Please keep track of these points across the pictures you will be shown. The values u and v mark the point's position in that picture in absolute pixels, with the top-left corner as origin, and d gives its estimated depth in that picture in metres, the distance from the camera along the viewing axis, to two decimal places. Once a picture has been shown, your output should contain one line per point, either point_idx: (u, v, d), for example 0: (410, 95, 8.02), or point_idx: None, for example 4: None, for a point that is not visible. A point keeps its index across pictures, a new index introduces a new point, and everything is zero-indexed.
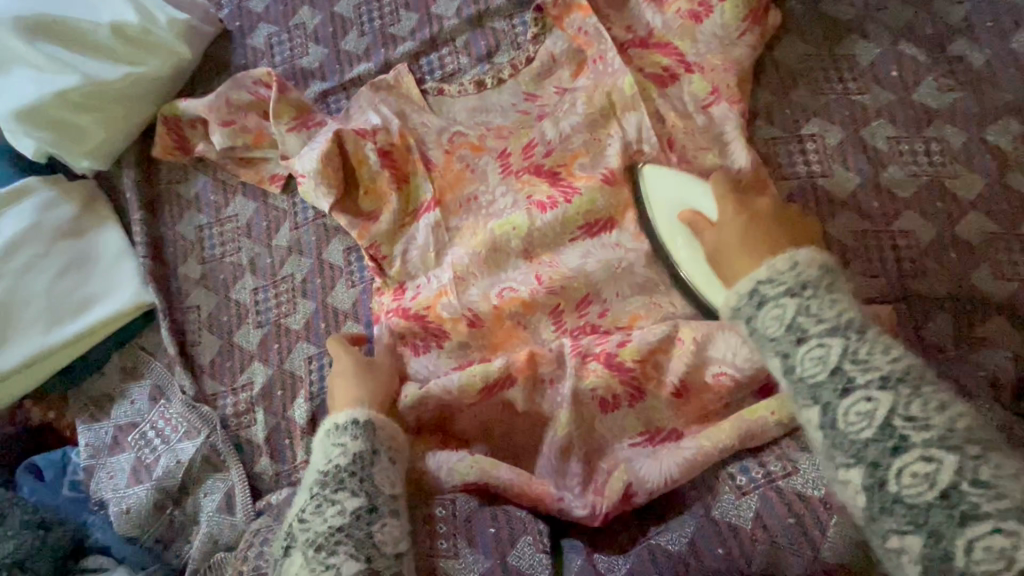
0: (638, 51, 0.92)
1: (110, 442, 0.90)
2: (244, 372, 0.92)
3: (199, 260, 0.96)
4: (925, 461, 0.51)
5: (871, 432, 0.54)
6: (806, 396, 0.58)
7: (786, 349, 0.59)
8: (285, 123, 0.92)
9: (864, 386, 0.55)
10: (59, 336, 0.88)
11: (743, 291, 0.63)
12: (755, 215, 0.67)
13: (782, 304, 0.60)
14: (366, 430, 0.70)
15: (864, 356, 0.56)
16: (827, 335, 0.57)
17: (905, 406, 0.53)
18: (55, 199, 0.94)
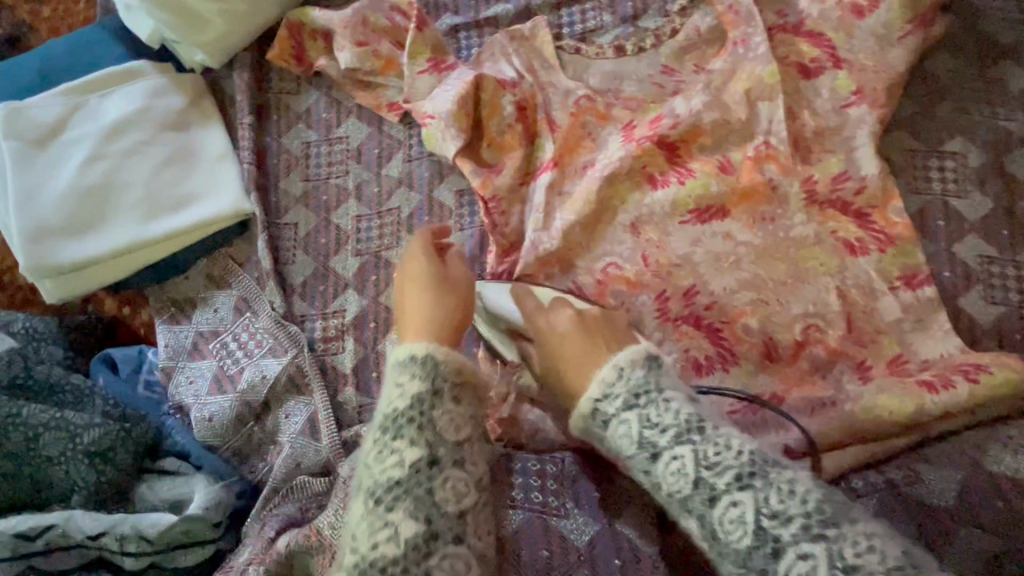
0: (787, 37, 0.87)
1: (190, 346, 0.87)
2: (336, 298, 0.89)
3: (303, 177, 0.93)
4: (801, 558, 0.45)
5: (748, 539, 0.47)
6: (678, 509, 0.51)
7: (647, 469, 0.53)
8: (419, 65, 0.89)
9: (725, 490, 0.49)
10: (154, 229, 0.85)
11: (586, 408, 0.57)
12: (586, 323, 0.65)
13: (625, 420, 0.54)
14: (425, 364, 0.60)
15: (680, 437, 0.52)
16: (676, 445, 0.52)
17: (766, 500, 0.48)
18: (165, 88, 0.91)
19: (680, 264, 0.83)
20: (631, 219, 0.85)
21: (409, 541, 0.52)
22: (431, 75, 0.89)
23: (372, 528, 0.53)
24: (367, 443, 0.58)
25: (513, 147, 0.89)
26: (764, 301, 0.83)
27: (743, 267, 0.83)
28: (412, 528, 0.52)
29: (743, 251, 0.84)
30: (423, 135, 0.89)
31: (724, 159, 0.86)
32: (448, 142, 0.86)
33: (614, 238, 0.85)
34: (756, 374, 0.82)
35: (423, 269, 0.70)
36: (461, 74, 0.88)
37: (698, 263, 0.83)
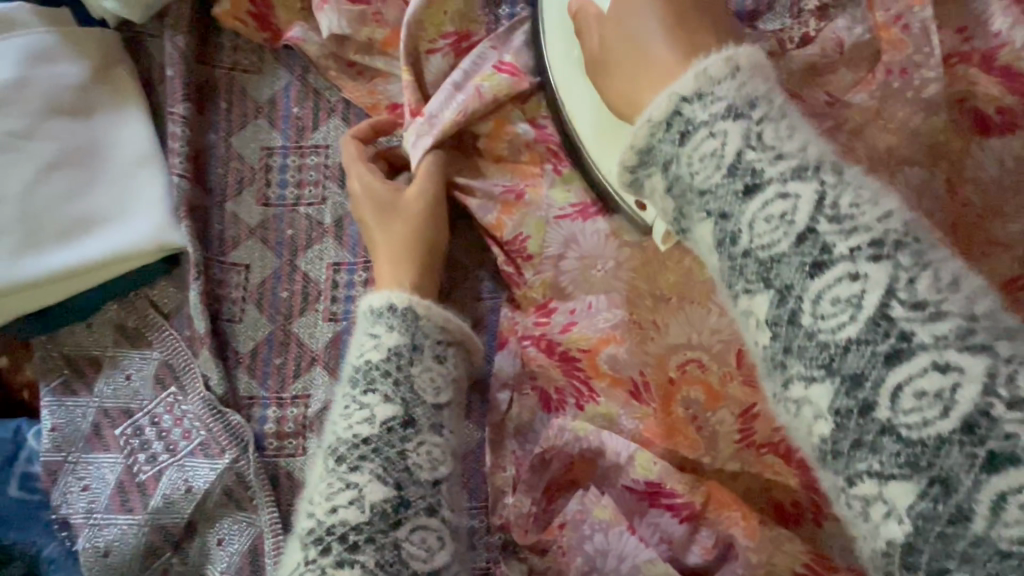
0: (972, 72, 0.58)
1: (88, 432, 0.62)
2: (298, 378, 0.64)
3: (261, 199, 0.66)
4: (933, 375, 0.30)
5: (857, 328, 0.31)
6: (751, 274, 0.35)
7: (789, 279, 0.33)
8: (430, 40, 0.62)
9: (848, 255, 0.32)
10: (35, 267, 0.59)
11: (660, 115, 0.39)
12: (675, 10, 0.44)
13: (720, 134, 0.36)
14: (404, 320, 0.51)
15: (856, 209, 0.33)
16: (790, 180, 0.34)
17: (911, 283, 0.31)
18: (55, 50, 0.62)
19: None
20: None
21: (375, 507, 0.43)
22: (445, 57, 0.62)
23: (330, 491, 0.44)
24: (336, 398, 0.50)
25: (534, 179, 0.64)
26: None
27: None
28: (376, 497, 0.43)
29: None
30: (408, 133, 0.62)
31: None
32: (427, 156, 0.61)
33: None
34: None
35: (384, 218, 0.60)
36: (482, 59, 0.62)
37: None
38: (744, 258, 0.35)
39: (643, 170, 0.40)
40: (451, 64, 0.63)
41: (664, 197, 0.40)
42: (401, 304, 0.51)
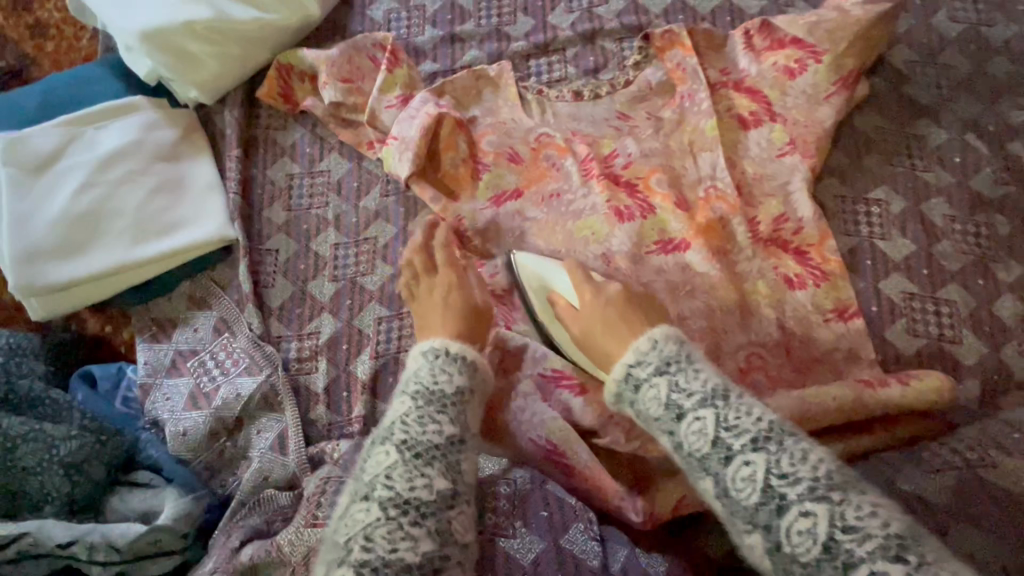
0: (730, 93, 0.99)
1: (169, 364, 0.91)
2: (311, 321, 0.94)
3: (286, 207, 1.00)
4: (803, 517, 0.53)
5: (757, 496, 0.55)
6: (698, 468, 0.60)
7: (716, 468, 0.58)
8: (388, 99, 0.97)
9: (740, 449, 0.57)
10: (140, 253, 0.91)
11: (619, 374, 0.69)
12: (620, 314, 0.74)
13: (655, 385, 0.65)
14: (468, 368, 0.70)
15: (732, 421, 0.59)
16: (699, 407, 0.61)
17: (776, 463, 0.56)
18: (159, 122, 0.98)
19: None
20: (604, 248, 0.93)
21: (441, 492, 0.58)
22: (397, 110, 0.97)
23: (408, 474, 0.59)
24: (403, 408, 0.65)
25: (467, 180, 0.99)
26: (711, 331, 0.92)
27: (696, 296, 0.91)
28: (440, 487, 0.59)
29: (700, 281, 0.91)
30: (382, 154, 0.97)
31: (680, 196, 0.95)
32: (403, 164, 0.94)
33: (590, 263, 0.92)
34: None
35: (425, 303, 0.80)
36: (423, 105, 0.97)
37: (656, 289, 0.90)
38: (695, 467, 0.60)
39: (627, 392, 0.68)
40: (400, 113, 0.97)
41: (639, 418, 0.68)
42: (463, 351, 0.71)
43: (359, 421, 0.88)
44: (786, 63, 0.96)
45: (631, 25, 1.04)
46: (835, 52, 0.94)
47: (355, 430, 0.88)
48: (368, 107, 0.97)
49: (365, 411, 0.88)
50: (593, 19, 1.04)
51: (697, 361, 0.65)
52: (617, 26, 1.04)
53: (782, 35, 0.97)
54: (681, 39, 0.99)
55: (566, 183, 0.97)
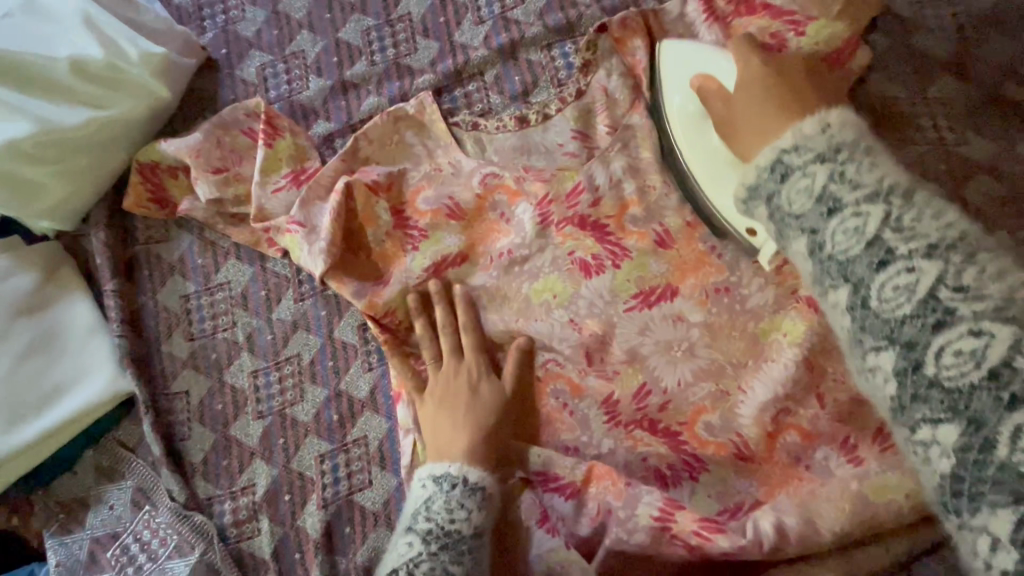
0: None
1: (87, 559, 0.76)
2: (243, 472, 0.78)
3: (187, 335, 0.82)
4: (973, 337, 0.39)
5: (907, 306, 0.42)
6: (835, 274, 0.46)
7: (863, 274, 0.44)
8: (274, 181, 0.78)
9: (905, 256, 0.43)
10: (19, 436, 0.74)
11: (766, 161, 0.52)
12: (784, 99, 0.56)
13: (810, 173, 0.48)
14: (484, 503, 0.66)
15: (908, 223, 0.44)
16: (866, 202, 0.45)
17: (956, 274, 0.41)
18: (11, 269, 0.79)
19: (627, 359, 0.75)
20: (569, 314, 0.76)
21: None
22: (290, 191, 0.78)
23: None
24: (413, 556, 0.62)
25: (398, 256, 0.79)
26: (720, 395, 0.74)
27: (699, 355, 0.74)
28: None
29: (697, 336, 0.75)
30: (286, 246, 0.77)
31: (661, 230, 0.77)
32: (305, 258, 0.75)
33: (557, 334, 0.76)
34: (730, 479, 0.73)
35: (484, 392, 0.74)
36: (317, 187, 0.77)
37: (649, 358, 0.75)
38: (824, 267, 0.47)
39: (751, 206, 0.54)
40: (296, 194, 0.78)
41: (768, 220, 0.53)
42: (481, 480, 0.66)
43: None
44: None
45: (557, 26, 0.82)
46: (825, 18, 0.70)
47: None
48: (253, 199, 0.78)
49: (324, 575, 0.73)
50: (510, 28, 0.83)
51: (938, 199, 0.45)
52: (541, 29, 0.83)
53: None
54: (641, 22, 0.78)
55: (518, 237, 0.78)
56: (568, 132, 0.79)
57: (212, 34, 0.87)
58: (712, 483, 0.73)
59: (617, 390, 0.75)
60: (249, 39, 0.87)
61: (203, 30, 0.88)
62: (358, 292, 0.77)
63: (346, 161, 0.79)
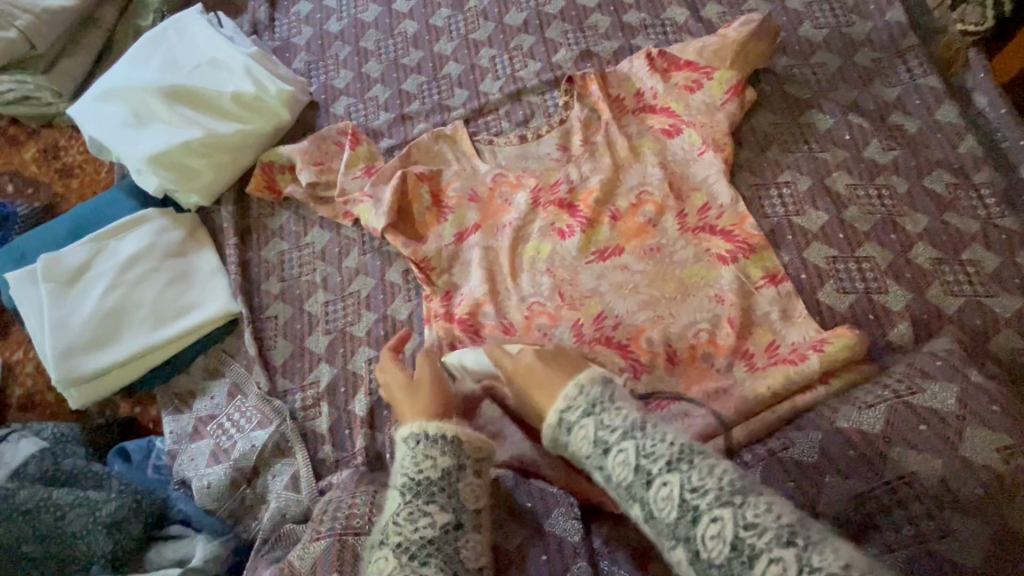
0: (648, 116, 1.15)
1: (191, 431, 1.03)
2: (312, 372, 1.07)
3: (280, 278, 1.15)
4: (773, 564, 0.57)
5: (675, 512, 0.62)
6: (669, 536, 0.62)
7: (685, 532, 0.61)
8: (354, 172, 1.15)
9: (706, 509, 0.61)
10: (160, 335, 1.05)
11: (583, 443, 0.70)
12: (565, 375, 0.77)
13: (585, 425, 0.70)
14: (453, 446, 0.75)
15: (699, 485, 0.62)
16: (665, 472, 0.64)
17: (742, 514, 0.59)
18: (167, 226, 1.15)
19: (590, 295, 1.04)
20: (554, 261, 1.07)
21: None
22: (364, 179, 1.15)
23: None
24: (396, 507, 0.72)
25: (434, 224, 1.13)
26: (656, 320, 1.00)
27: (641, 291, 1.03)
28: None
29: (639, 278, 1.04)
30: (358, 214, 1.12)
31: (616, 208, 1.10)
32: (373, 217, 1.10)
33: (537, 282, 1.06)
34: (670, 375, 0.97)
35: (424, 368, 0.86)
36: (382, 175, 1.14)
37: (606, 293, 1.04)
38: (604, 466, 0.67)
39: (563, 428, 0.71)
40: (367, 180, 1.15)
41: (609, 487, 0.68)
42: (440, 428, 0.76)
43: (363, 452, 0.98)
44: (686, 83, 1.13)
45: (548, 80, 1.22)
46: (722, 69, 1.11)
47: (358, 462, 0.97)
48: (338, 182, 1.14)
49: (367, 442, 0.98)
50: (517, 81, 1.24)
51: (661, 426, 0.68)
52: (538, 82, 1.23)
53: (679, 58, 1.14)
54: (596, 75, 1.17)
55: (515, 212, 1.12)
56: (554, 145, 1.16)
57: (317, 85, 1.30)
58: (650, 381, 0.96)
59: (583, 318, 1.02)
60: (342, 89, 1.30)
61: (311, 83, 1.31)
62: (405, 242, 1.09)
63: (401, 161, 1.16)
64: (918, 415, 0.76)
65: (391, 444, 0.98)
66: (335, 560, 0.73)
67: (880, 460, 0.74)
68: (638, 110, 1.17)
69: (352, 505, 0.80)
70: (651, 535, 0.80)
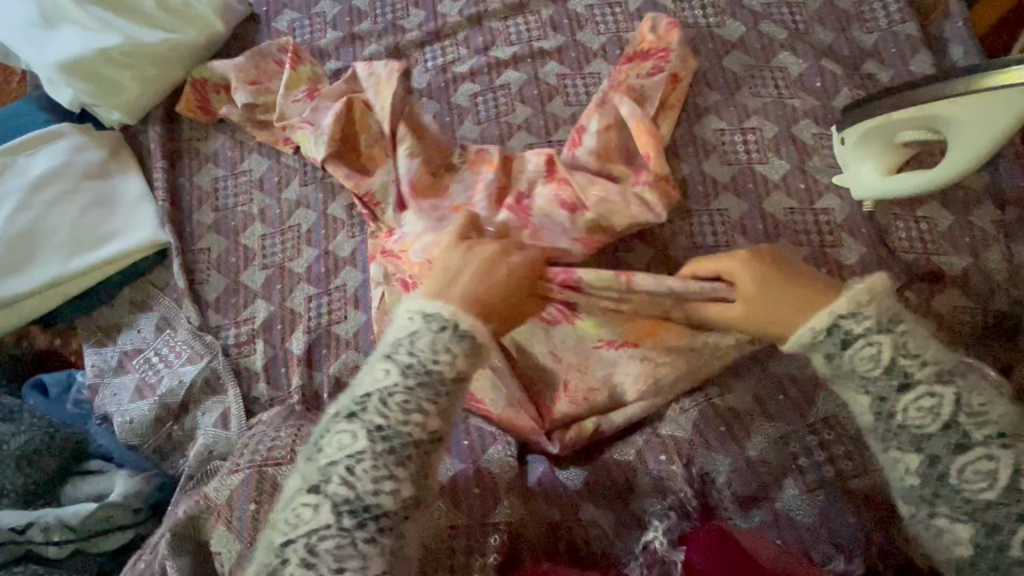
0: (616, 50, 1.08)
1: (115, 365, 0.97)
2: (247, 308, 1.01)
3: (213, 207, 1.07)
4: (928, 396, 0.58)
5: (936, 426, 0.58)
6: (893, 436, 0.60)
7: (886, 392, 0.60)
8: (294, 94, 1.05)
9: (923, 381, 0.59)
10: (77, 263, 0.96)
11: (821, 324, 0.62)
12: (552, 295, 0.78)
13: (875, 343, 0.60)
14: (473, 356, 0.66)
15: (913, 349, 0.60)
16: (871, 333, 0.60)
17: (932, 398, 0.58)
18: (84, 144, 1.04)
19: None
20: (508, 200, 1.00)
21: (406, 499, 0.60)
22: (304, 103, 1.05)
23: (376, 473, 0.60)
24: (387, 388, 0.63)
25: (383, 158, 1.03)
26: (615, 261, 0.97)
27: (599, 235, 0.98)
28: (411, 487, 0.61)
29: None
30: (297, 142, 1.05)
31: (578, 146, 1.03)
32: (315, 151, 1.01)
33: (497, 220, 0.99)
34: None
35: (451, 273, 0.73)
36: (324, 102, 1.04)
37: None
38: (840, 381, 0.63)
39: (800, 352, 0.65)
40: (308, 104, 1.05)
41: (822, 366, 0.64)
42: (473, 330, 0.66)
43: (298, 392, 0.94)
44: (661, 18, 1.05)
45: (512, 4, 1.13)
46: None
47: (292, 401, 0.93)
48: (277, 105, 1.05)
49: (303, 381, 0.94)
50: (479, 3, 1.14)
51: (921, 330, 0.61)
52: (501, 6, 1.13)
53: None
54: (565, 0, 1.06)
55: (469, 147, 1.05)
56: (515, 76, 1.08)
57: None
58: None
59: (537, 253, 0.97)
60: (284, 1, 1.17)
61: None
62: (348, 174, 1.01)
63: (348, 85, 1.07)
64: None
65: (328, 383, 0.94)
66: (253, 490, 0.73)
67: (807, 404, 0.77)
68: (607, 43, 1.09)
69: (275, 438, 0.78)
70: (582, 477, 0.80)
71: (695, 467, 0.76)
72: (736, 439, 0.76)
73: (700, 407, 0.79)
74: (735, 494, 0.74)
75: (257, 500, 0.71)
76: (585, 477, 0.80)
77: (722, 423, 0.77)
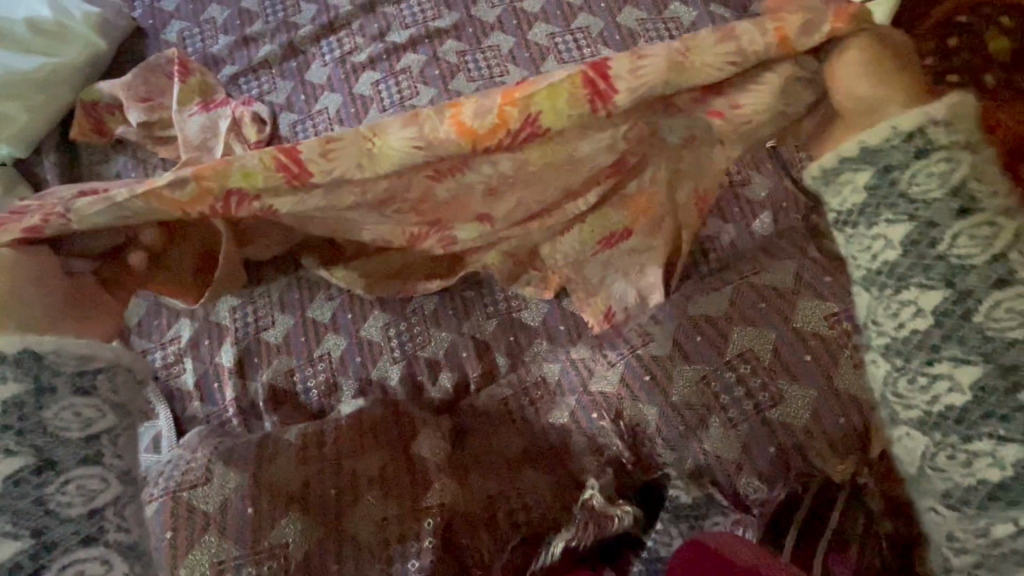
0: (511, 20, 1.08)
1: None
2: (171, 327, 0.99)
3: None
4: (987, 227, 0.49)
5: (982, 256, 0.49)
6: (914, 268, 0.51)
7: (938, 217, 0.50)
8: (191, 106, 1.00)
9: (984, 210, 0.49)
10: None
11: (905, 127, 0.50)
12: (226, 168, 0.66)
13: (949, 160, 0.49)
14: (28, 363, 0.53)
15: (983, 178, 0.50)
16: (954, 150, 0.50)
17: (995, 228, 0.49)
18: None
19: None
20: None
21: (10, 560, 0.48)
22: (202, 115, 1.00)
23: None
24: None
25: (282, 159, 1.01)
26: None
27: None
28: (9, 549, 0.49)
29: None
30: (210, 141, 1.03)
31: None
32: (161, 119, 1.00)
33: None
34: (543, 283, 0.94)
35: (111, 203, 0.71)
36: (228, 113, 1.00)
37: None
38: (870, 213, 0.52)
39: (833, 179, 0.53)
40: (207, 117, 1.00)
41: (860, 189, 0.52)
42: (25, 345, 0.53)
43: (233, 404, 0.92)
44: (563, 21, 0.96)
45: None
46: None
47: (227, 415, 0.92)
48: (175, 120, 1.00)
49: (237, 392, 0.93)
50: None
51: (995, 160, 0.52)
52: None
53: None
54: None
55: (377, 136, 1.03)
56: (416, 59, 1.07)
57: (141, 10, 1.17)
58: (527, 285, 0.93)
59: None
60: (171, 13, 1.16)
61: (134, 8, 1.17)
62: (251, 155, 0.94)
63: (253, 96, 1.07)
64: (757, 291, 0.82)
65: (263, 390, 0.93)
66: (168, 518, 0.68)
67: (723, 341, 0.79)
68: (501, 14, 1.09)
69: (191, 462, 0.73)
70: (522, 442, 0.82)
71: (624, 419, 0.79)
72: (660, 386, 0.78)
73: (626, 359, 0.81)
74: (664, 438, 0.78)
75: (172, 528, 0.68)
76: (524, 446, 0.82)
77: (645, 370, 0.80)
